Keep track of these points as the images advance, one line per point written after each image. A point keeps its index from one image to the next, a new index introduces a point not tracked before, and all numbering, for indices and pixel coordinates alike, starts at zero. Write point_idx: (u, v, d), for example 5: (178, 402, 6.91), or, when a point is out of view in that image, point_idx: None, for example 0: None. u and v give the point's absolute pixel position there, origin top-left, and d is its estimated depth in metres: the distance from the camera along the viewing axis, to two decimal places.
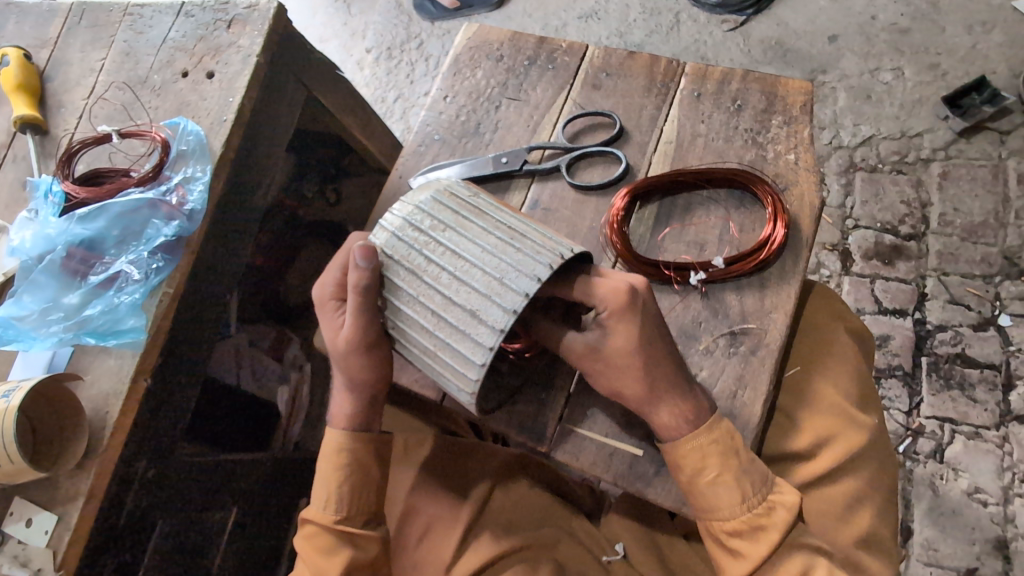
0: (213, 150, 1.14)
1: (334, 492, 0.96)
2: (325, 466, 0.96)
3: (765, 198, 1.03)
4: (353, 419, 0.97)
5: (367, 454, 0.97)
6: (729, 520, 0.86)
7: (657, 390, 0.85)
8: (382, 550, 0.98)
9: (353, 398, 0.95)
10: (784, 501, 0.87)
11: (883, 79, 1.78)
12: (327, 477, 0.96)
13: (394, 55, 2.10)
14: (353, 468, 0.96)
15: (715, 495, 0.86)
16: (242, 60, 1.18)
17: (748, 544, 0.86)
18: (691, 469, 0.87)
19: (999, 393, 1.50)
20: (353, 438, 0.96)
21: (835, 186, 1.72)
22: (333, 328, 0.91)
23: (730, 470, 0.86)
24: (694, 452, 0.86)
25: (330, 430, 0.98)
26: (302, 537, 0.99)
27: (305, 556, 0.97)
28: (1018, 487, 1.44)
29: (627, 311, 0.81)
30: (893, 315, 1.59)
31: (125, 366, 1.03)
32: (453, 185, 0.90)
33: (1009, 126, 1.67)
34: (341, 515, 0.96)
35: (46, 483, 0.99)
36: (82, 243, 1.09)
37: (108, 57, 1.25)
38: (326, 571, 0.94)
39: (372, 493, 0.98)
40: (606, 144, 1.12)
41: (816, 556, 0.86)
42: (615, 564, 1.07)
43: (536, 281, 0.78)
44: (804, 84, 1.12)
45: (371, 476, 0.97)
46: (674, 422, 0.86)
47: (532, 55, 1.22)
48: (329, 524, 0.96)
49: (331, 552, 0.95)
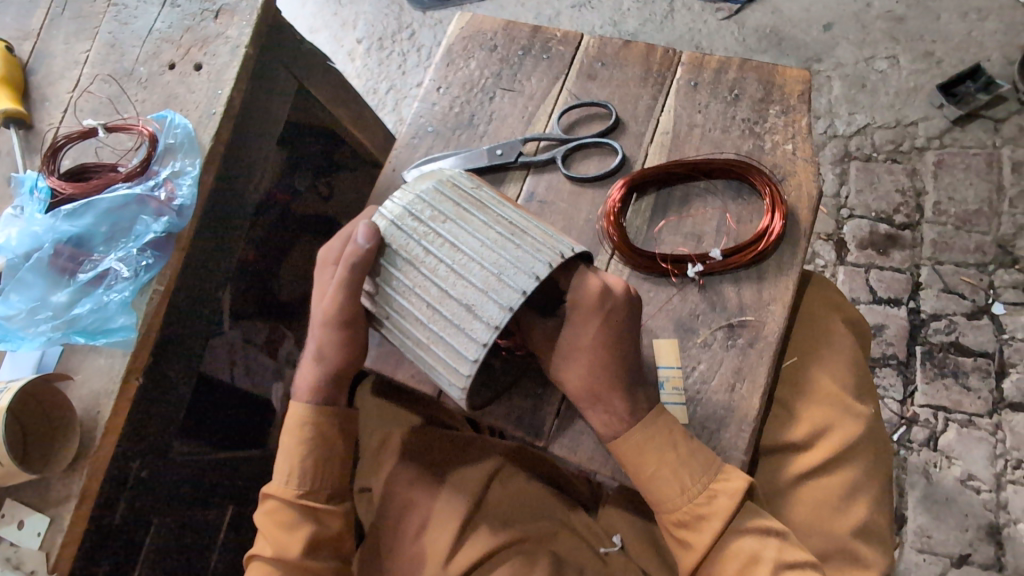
0: (202, 143, 1.11)
1: (297, 465, 0.95)
2: (289, 438, 0.96)
3: (763, 188, 1.02)
4: (316, 392, 0.96)
5: (333, 428, 0.97)
6: (674, 511, 0.87)
7: (602, 387, 0.86)
8: (345, 525, 0.98)
9: (316, 369, 0.95)
10: (727, 489, 0.85)
11: (878, 67, 1.77)
12: (289, 451, 0.96)
13: (385, 45, 2.07)
14: (317, 442, 0.95)
15: (657, 486, 0.87)
16: (230, 51, 1.16)
17: (694, 535, 0.86)
18: (634, 462, 0.87)
19: (993, 380, 1.51)
20: (318, 411, 0.96)
21: (831, 175, 1.71)
22: (320, 293, 0.91)
23: (668, 463, 0.86)
24: (633, 448, 0.87)
25: (294, 400, 0.97)
26: (263, 513, 0.97)
27: (266, 532, 0.96)
28: (1011, 474, 1.45)
29: (588, 309, 0.83)
30: (888, 305, 1.60)
31: (116, 365, 1.02)
32: (456, 176, 0.89)
33: (1004, 113, 1.66)
34: (305, 490, 0.96)
35: (37, 485, 0.98)
36: (70, 240, 1.07)
37: (93, 49, 1.22)
38: (288, 545, 0.93)
39: (337, 468, 0.98)
40: (603, 135, 1.11)
41: (766, 538, 0.85)
42: (613, 555, 1.08)
43: (534, 278, 0.77)
44: (801, 73, 1.11)
45: (337, 452, 0.97)
46: (619, 415, 0.87)
47: (526, 45, 1.20)
48: (293, 497, 0.95)
49: (294, 527, 0.94)
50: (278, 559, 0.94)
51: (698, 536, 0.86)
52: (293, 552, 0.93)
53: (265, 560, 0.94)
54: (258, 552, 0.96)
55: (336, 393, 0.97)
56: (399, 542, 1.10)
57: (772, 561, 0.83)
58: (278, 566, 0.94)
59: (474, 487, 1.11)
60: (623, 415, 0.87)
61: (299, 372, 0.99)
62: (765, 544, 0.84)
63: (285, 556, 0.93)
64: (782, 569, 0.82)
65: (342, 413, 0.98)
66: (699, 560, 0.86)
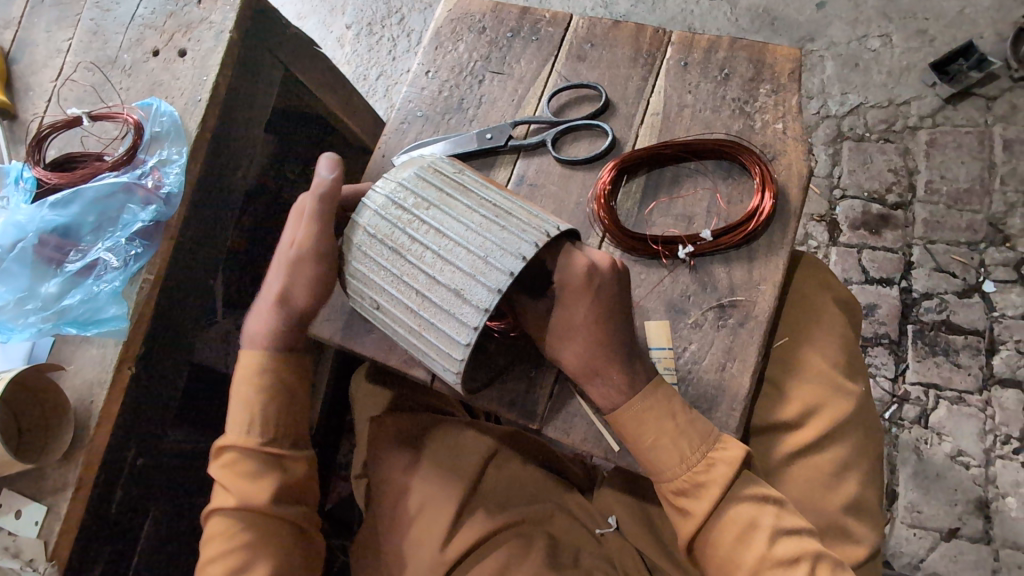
0: (188, 131, 1.11)
1: (257, 413, 0.95)
2: (246, 388, 0.95)
3: (753, 168, 1.02)
4: (276, 335, 0.96)
5: (291, 374, 0.97)
6: (673, 480, 0.88)
7: (597, 361, 0.87)
8: (310, 471, 0.98)
9: (275, 314, 0.95)
10: (725, 457, 0.87)
11: (871, 46, 1.76)
12: (247, 400, 0.95)
13: (374, 31, 2.04)
14: (274, 387, 0.95)
15: (657, 457, 0.88)
16: (215, 37, 1.14)
17: (693, 502, 0.87)
18: (633, 434, 0.88)
19: (983, 358, 1.53)
20: (275, 356, 0.96)
21: (823, 155, 1.71)
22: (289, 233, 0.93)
23: (667, 433, 0.87)
24: (633, 419, 0.88)
25: (249, 350, 0.97)
26: (220, 465, 0.95)
27: (226, 484, 0.94)
28: (1000, 449, 1.47)
29: (576, 288, 0.83)
30: (880, 285, 1.61)
31: (108, 354, 1.02)
32: (437, 162, 0.89)
33: (996, 91, 1.66)
34: (266, 437, 0.95)
35: (33, 475, 0.98)
36: (57, 230, 1.07)
37: (75, 37, 1.20)
38: (253, 494, 0.92)
39: (297, 415, 0.98)
40: (593, 117, 1.11)
41: (764, 505, 0.86)
42: (608, 536, 1.10)
43: (520, 259, 0.77)
44: (792, 51, 1.10)
45: (298, 397, 0.98)
46: (619, 387, 0.88)
47: (515, 27, 1.19)
48: (252, 445, 0.94)
49: (258, 475, 0.93)
50: (244, 508, 0.92)
51: (697, 503, 0.87)
52: (260, 500, 0.92)
53: (228, 511, 0.92)
54: (219, 506, 0.94)
55: (296, 334, 0.97)
56: (395, 524, 1.11)
57: (768, 527, 0.84)
58: (243, 517, 0.92)
59: (471, 470, 1.12)
60: (620, 389, 0.88)
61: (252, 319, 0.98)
62: (761, 513, 0.86)
63: (251, 505, 0.92)
64: (777, 536, 0.84)
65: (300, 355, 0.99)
66: (698, 527, 0.87)
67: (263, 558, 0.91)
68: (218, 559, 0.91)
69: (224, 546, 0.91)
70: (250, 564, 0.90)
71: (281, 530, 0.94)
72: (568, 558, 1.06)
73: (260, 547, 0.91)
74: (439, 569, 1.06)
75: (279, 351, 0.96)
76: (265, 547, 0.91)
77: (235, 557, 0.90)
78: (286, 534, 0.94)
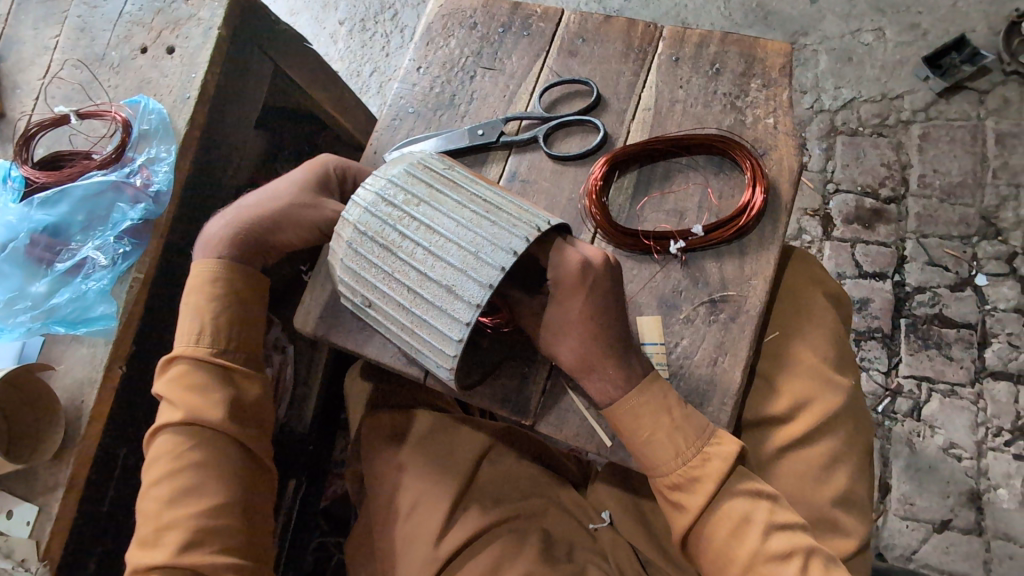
0: (177, 128, 1.10)
1: (207, 323, 0.95)
2: (198, 296, 0.95)
3: (744, 162, 1.02)
4: (233, 246, 0.96)
5: (245, 288, 0.98)
6: (669, 475, 0.88)
7: (591, 356, 0.87)
8: (263, 391, 0.98)
9: (237, 236, 0.96)
10: (720, 452, 0.87)
11: (864, 40, 1.76)
12: (197, 307, 0.95)
13: (367, 27, 2.03)
14: (225, 297, 0.96)
15: (652, 452, 0.88)
16: (203, 34, 1.13)
17: (688, 496, 0.88)
18: (629, 429, 0.88)
19: (975, 351, 1.54)
20: (228, 269, 0.96)
21: (817, 150, 1.71)
22: (297, 192, 0.95)
23: (663, 428, 0.87)
24: (628, 414, 0.88)
25: (203, 257, 0.96)
26: (167, 380, 0.95)
27: (174, 398, 0.94)
28: (991, 441, 1.48)
29: (571, 283, 0.83)
30: (872, 279, 1.61)
31: (98, 354, 1.02)
32: (426, 158, 0.88)
33: (988, 85, 1.66)
34: (218, 349, 0.96)
35: (24, 475, 0.98)
36: (45, 229, 1.06)
37: (62, 34, 1.19)
38: (202, 409, 0.92)
39: (251, 331, 0.98)
40: (585, 113, 1.10)
41: (758, 499, 0.87)
42: (602, 530, 1.12)
43: (511, 254, 0.77)
44: (783, 46, 1.10)
45: (252, 313, 0.99)
46: (613, 383, 0.88)
47: (506, 22, 1.18)
48: (203, 357, 0.95)
49: (206, 389, 0.94)
50: (193, 422, 0.92)
51: (692, 498, 0.87)
52: (210, 415, 0.92)
53: (177, 425, 0.92)
54: (167, 420, 0.93)
55: (252, 254, 0.97)
56: (390, 520, 1.11)
57: (761, 522, 0.85)
58: (193, 434, 0.92)
59: (465, 467, 1.13)
60: (616, 385, 0.88)
61: (212, 227, 0.98)
62: (753, 506, 0.86)
63: (201, 420, 0.92)
64: (771, 530, 0.85)
65: (254, 277, 0.99)
66: (692, 520, 0.87)
67: (212, 478, 0.91)
68: (166, 477, 0.91)
69: (171, 465, 0.92)
70: (199, 485, 0.91)
71: (231, 452, 0.94)
72: (562, 553, 1.06)
73: (209, 467, 0.92)
74: (434, 565, 1.06)
75: (234, 264, 0.96)
76: (214, 467, 0.92)
77: (184, 476, 0.91)
78: (236, 452, 0.94)
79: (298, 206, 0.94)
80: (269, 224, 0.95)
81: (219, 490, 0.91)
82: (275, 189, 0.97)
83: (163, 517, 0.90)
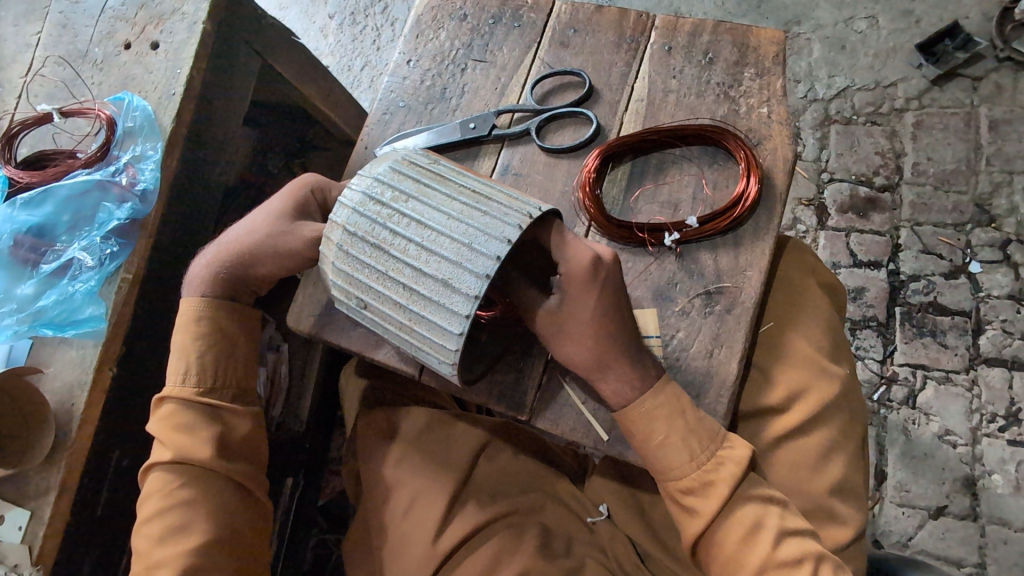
0: (163, 125, 1.08)
1: (194, 363, 0.95)
2: (183, 334, 0.95)
3: (738, 153, 1.01)
4: (219, 283, 0.96)
5: (230, 321, 0.98)
6: (682, 479, 0.88)
7: (593, 359, 0.86)
8: (253, 427, 0.98)
9: (218, 272, 0.95)
10: (734, 456, 0.87)
11: (857, 28, 1.75)
12: (184, 348, 0.95)
13: (358, 20, 2.00)
14: (211, 336, 0.96)
15: (665, 456, 0.88)
16: (187, 28, 1.11)
17: (700, 501, 0.87)
18: (641, 432, 0.88)
19: (969, 338, 1.54)
20: (215, 304, 0.96)
21: (811, 139, 1.71)
22: (270, 222, 0.92)
23: (678, 431, 0.87)
24: (643, 415, 0.87)
25: (189, 294, 0.96)
26: (157, 420, 0.96)
27: (164, 437, 0.94)
28: (986, 427, 1.49)
29: (582, 283, 0.82)
30: (868, 268, 1.61)
31: (88, 356, 1.01)
32: (411, 154, 0.88)
33: (981, 72, 1.66)
34: (204, 388, 0.95)
35: (14, 480, 0.97)
36: (31, 229, 1.04)
37: (43, 30, 1.17)
38: (192, 447, 0.92)
39: (240, 368, 0.98)
40: (577, 105, 1.09)
41: (761, 507, 0.87)
42: (599, 524, 1.11)
43: (505, 242, 0.76)
44: (776, 34, 1.09)
45: (240, 350, 0.99)
46: (622, 384, 0.87)
47: (497, 13, 1.16)
48: (190, 396, 0.95)
49: (195, 427, 0.93)
50: (181, 461, 0.92)
51: (704, 501, 0.87)
52: (199, 453, 0.92)
53: (165, 465, 0.93)
54: (157, 460, 0.94)
55: (239, 287, 0.97)
56: (385, 518, 1.11)
57: (769, 526, 0.85)
58: (180, 473, 0.92)
59: (463, 463, 1.12)
60: (620, 388, 0.87)
61: (198, 263, 0.98)
62: None
63: (191, 458, 0.92)
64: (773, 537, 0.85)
65: (245, 310, 0.99)
66: (694, 529, 0.87)
67: (200, 515, 0.91)
68: (157, 516, 0.91)
69: (161, 504, 0.91)
70: (187, 523, 0.90)
71: (222, 487, 0.93)
72: (560, 548, 1.07)
73: (200, 504, 0.91)
74: (432, 563, 1.06)
75: (221, 300, 0.96)
76: (204, 504, 0.91)
77: (174, 514, 0.90)
78: (227, 488, 0.94)
79: (273, 237, 0.91)
80: (248, 258, 0.93)
81: (208, 527, 0.90)
82: (255, 219, 0.94)
83: (153, 555, 0.89)
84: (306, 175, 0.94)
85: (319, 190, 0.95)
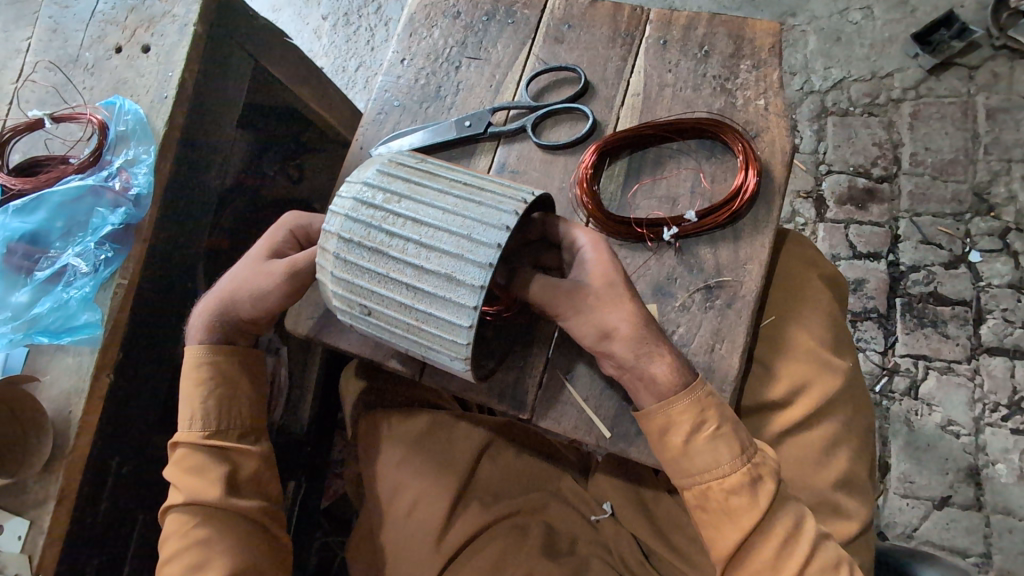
0: (156, 129, 1.07)
1: (199, 408, 0.95)
2: (186, 382, 0.96)
3: (735, 146, 1.00)
4: (213, 330, 0.97)
5: (231, 362, 0.97)
6: (729, 478, 0.84)
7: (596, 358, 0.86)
8: (262, 463, 0.98)
9: (209, 322, 0.96)
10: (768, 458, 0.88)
11: (852, 19, 1.74)
12: (189, 394, 0.96)
13: (351, 21, 1.99)
14: (214, 381, 0.96)
15: (715, 449, 0.84)
16: (178, 31, 1.10)
17: (717, 506, 0.85)
18: (690, 424, 0.84)
19: (970, 328, 1.53)
20: (212, 350, 0.97)
21: (808, 132, 1.70)
22: (251, 268, 0.94)
23: (728, 420, 0.85)
24: (693, 405, 0.85)
25: (188, 345, 0.98)
26: (171, 464, 0.97)
27: (177, 481, 0.95)
28: (989, 417, 1.49)
29: (601, 248, 0.87)
30: (868, 259, 1.60)
31: (85, 363, 1.00)
32: (396, 156, 0.87)
33: (978, 60, 1.65)
34: (210, 430, 0.95)
35: (12, 490, 0.96)
36: (24, 236, 1.04)
37: (34, 35, 1.16)
38: (204, 488, 0.92)
39: (246, 408, 0.98)
40: (572, 100, 1.08)
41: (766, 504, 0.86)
42: (603, 522, 1.10)
43: (504, 229, 0.76)
44: (771, 25, 1.08)
45: (242, 390, 0.98)
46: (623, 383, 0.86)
47: (490, 10, 1.16)
48: (198, 440, 0.95)
49: (205, 469, 0.93)
50: (196, 504, 0.93)
51: (752, 501, 0.84)
52: (211, 494, 0.92)
53: (179, 509, 0.93)
54: (171, 504, 0.95)
55: (235, 330, 0.98)
56: (387, 520, 1.10)
57: (775, 525, 0.84)
58: (195, 514, 0.92)
59: (463, 465, 1.11)
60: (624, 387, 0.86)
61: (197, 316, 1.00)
62: (755, 500, 0.83)
63: (203, 500, 0.92)
64: (780, 535, 0.84)
65: (241, 348, 0.99)
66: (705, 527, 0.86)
67: (217, 552, 0.90)
68: (175, 558, 0.91)
69: (181, 544, 0.91)
70: (206, 561, 0.90)
71: (237, 524, 0.93)
72: (564, 547, 1.06)
73: (216, 542, 0.91)
74: (435, 564, 1.05)
75: (219, 344, 0.97)
76: (219, 542, 0.91)
77: (192, 554, 0.90)
78: (241, 526, 0.93)
79: (253, 280, 0.93)
80: (232, 301, 0.95)
81: (226, 563, 0.90)
82: (240, 265, 0.97)
83: None
84: (283, 217, 0.96)
85: (299, 229, 0.97)
